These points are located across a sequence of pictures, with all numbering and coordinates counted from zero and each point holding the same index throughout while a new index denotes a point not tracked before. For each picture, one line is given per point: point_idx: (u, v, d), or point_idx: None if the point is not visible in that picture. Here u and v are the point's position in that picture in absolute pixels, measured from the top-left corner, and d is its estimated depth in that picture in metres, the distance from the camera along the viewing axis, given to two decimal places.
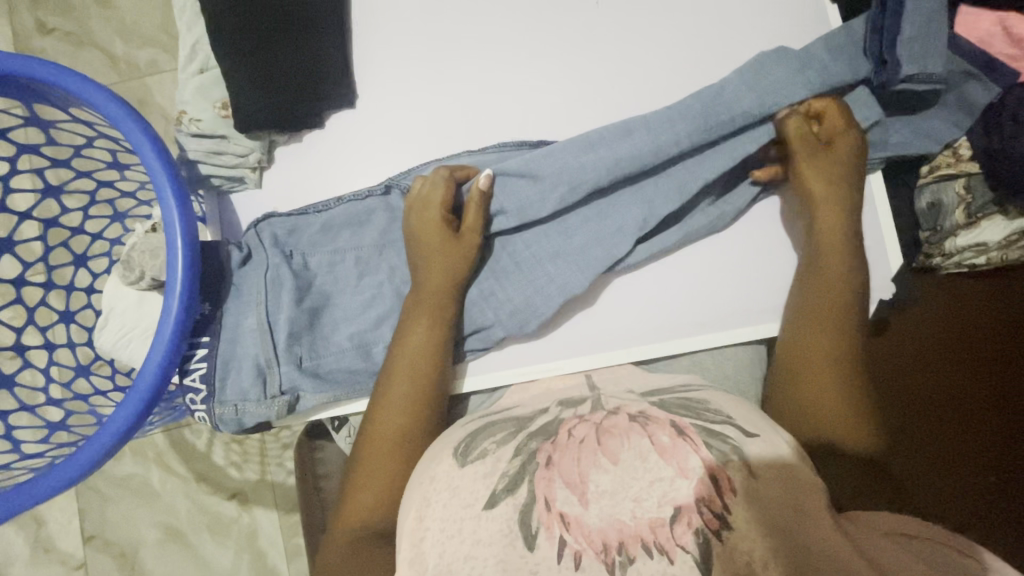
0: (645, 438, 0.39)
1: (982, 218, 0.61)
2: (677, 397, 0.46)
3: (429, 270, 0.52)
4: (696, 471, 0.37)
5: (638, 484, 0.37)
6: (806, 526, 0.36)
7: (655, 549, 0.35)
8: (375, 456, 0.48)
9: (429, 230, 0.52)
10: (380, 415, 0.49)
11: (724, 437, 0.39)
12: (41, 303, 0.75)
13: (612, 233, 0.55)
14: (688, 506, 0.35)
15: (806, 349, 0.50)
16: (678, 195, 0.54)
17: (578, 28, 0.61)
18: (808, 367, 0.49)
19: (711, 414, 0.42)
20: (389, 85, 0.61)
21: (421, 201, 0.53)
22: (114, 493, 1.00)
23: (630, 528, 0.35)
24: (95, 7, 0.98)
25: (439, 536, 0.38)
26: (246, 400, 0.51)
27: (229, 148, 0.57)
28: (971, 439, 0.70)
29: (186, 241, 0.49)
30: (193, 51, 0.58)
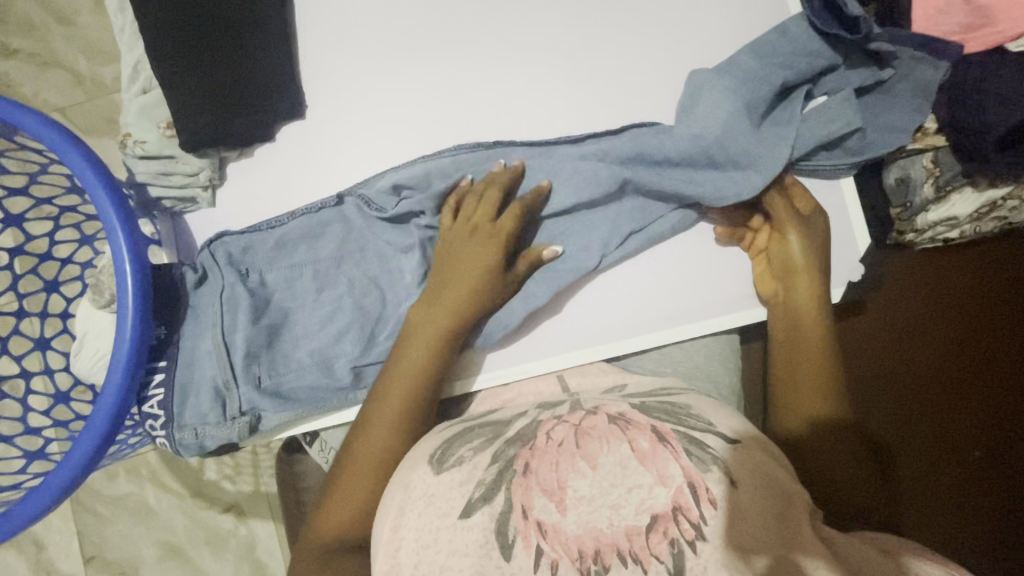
0: (626, 443, 0.37)
1: (952, 191, 0.59)
2: (657, 400, 0.44)
3: (457, 288, 0.50)
4: (676, 479, 0.35)
5: (616, 492, 0.35)
6: (788, 536, 0.35)
7: (630, 558, 0.34)
8: (360, 471, 0.46)
9: (483, 248, 0.51)
10: (371, 426, 0.48)
11: (705, 446, 0.38)
12: (14, 332, 0.74)
13: (574, 244, 0.55)
14: (666, 516, 0.34)
15: (799, 353, 0.50)
16: (636, 211, 0.56)
17: (531, 21, 0.59)
18: (800, 373, 0.49)
19: (692, 419, 0.41)
20: (341, 93, 0.60)
21: (487, 223, 0.52)
22: (111, 514, 1.00)
23: (607, 536, 0.34)
24: (55, 23, 0.95)
25: (415, 545, 0.37)
26: (204, 424, 0.52)
27: (177, 169, 0.56)
28: (959, 414, 0.69)
29: (135, 264, 0.49)
30: (135, 72, 0.58)
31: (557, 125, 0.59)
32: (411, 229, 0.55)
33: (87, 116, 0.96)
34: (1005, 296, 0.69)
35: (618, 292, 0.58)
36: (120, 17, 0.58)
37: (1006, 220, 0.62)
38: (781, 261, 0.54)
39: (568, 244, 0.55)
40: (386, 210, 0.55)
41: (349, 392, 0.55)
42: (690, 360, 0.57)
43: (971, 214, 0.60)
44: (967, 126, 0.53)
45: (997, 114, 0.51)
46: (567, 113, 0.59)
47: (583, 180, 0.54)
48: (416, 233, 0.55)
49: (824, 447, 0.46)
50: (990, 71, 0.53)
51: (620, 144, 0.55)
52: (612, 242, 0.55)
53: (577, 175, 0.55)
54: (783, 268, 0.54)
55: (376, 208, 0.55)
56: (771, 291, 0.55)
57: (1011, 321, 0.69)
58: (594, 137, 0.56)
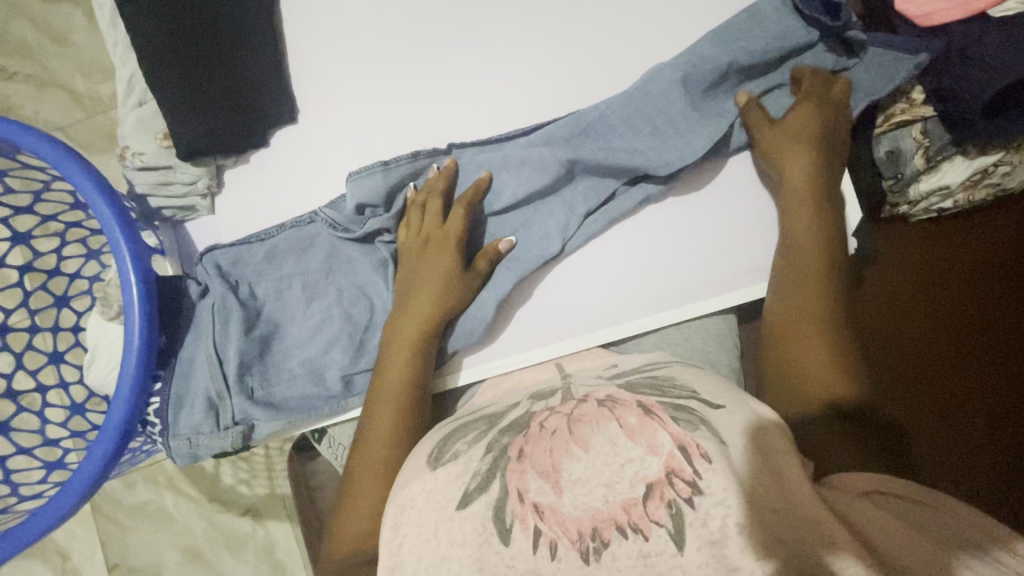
0: (614, 421, 0.38)
1: (943, 160, 0.59)
2: (643, 376, 0.46)
3: (422, 298, 0.53)
4: (665, 446, 0.36)
5: (608, 470, 0.36)
6: (790, 501, 0.35)
7: (630, 529, 0.34)
8: (364, 480, 0.47)
9: (438, 256, 0.54)
10: (371, 432, 0.49)
11: (688, 410, 0.39)
12: (28, 348, 0.76)
13: (536, 233, 0.57)
14: (660, 481, 0.35)
15: (814, 307, 0.49)
16: (591, 192, 0.57)
17: (514, 13, 0.60)
18: (803, 349, 0.48)
19: (676, 390, 0.42)
20: (331, 96, 0.61)
21: (443, 233, 0.55)
22: (131, 522, 1.03)
23: (604, 512, 0.35)
24: (51, 44, 0.97)
25: (417, 541, 0.38)
26: (198, 434, 0.53)
27: (176, 178, 0.58)
28: (963, 383, 0.69)
29: (139, 276, 0.51)
30: (129, 86, 0.59)
31: (542, 117, 0.60)
32: (377, 247, 0.58)
33: (88, 134, 0.98)
34: (1001, 261, 0.69)
35: (613, 275, 0.58)
36: (114, 33, 0.60)
37: (1000, 187, 0.62)
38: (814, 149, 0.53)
39: (528, 234, 0.57)
40: (354, 229, 0.57)
41: (341, 399, 0.56)
42: (687, 342, 0.57)
43: (965, 182, 0.60)
44: (955, 92, 0.54)
45: (982, 80, 0.52)
46: (553, 103, 0.60)
47: (532, 171, 0.56)
48: (382, 249, 0.57)
49: (831, 424, 0.44)
50: (976, 37, 0.53)
51: (561, 127, 0.57)
52: (571, 225, 0.57)
53: (527, 164, 0.56)
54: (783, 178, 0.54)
55: (343, 229, 0.57)
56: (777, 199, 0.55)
57: (1008, 285, 0.69)
58: (547, 127, 0.57)
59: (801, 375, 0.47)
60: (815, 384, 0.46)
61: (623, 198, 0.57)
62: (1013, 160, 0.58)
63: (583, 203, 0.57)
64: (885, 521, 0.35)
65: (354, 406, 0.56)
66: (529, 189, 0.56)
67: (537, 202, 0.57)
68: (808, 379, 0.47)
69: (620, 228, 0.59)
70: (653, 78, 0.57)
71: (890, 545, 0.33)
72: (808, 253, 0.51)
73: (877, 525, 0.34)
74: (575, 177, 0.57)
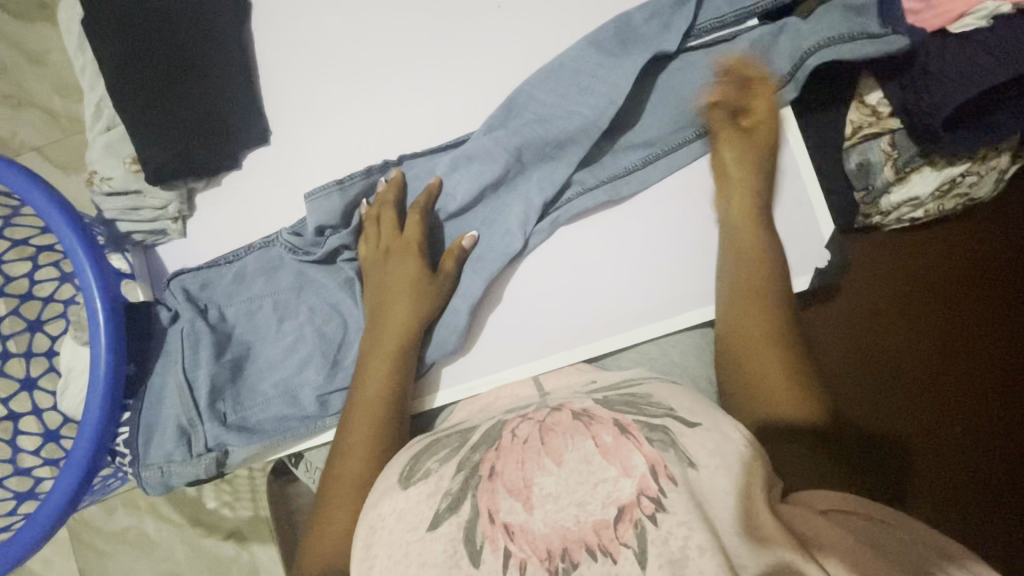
0: (589, 439, 0.38)
1: (911, 171, 0.60)
2: (620, 393, 0.45)
3: (393, 312, 0.53)
4: (639, 469, 0.36)
5: (582, 489, 0.36)
6: (749, 516, 0.36)
7: (599, 551, 0.34)
8: (339, 494, 0.47)
9: (402, 265, 0.54)
10: (347, 450, 0.49)
11: (657, 428, 0.39)
12: (1, 374, 0.74)
13: (497, 229, 0.56)
14: (631, 504, 0.35)
15: (750, 330, 0.49)
16: (545, 181, 0.56)
17: (482, 32, 0.59)
18: (752, 367, 0.48)
19: (653, 408, 0.41)
20: (304, 117, 0.60)
21: (402, 239, 0.55)
22: (110, 548, 1.00)
23: (573, 534, 0.35)
24: (27, 65, 0.96)
25: (388, 562, 0.39)
26: (170, 462, 0.53)
27: (146, 203, 0.57)
28: (943, 378, 0.70)
29: (106, 303, 0.50)
30: (98, 110, 0.59)
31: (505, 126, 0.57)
32: (340, 265, 0.57)
33: (65, 153, 0.97)
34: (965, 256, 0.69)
35: (578, 282, 0.58)
36: (81, 57, 0.59)
37: (968, 197, 0.63)
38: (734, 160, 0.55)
39: (490, 232, 0.56)
40: (315, 250, 0.57)
41: (316, 419, 0.55)
42: (665, 356, 0.57)
43: (935, 192, 0.61)
44: (918, 108, 0.54)
45: (942, 94, 0.52)
46: None
47: (478, 166, 0.56)
48: (345, 268, 0.57)
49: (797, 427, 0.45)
50: (950, 46, 0.52)
51: (508, 120, 0.56)
52: (530, 219, 0.55)
53: (475, 160, 0.56)
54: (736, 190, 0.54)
55: (304, 252, 0.57)
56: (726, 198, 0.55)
57: (972, 277, 0.70)
58: (490, 132, 0.56)
59: (756, 396, 0.47)
60: (766, 405, 0.46)
61: (573, 202, 0.56)
62: (980, 170, 0.59)
63: (540, 193, 0.55)
64: (836, 533, 0.36)
65: (329, 426, 0.55)
66: (481, 184, 0.56)
67: (493, 198, 0.57)
68: (760, 399, 0.47)
69: (598, 245, 0.58)
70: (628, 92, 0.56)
71: (842, 551, 0.35)
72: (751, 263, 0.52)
73: (825, 537, 0.36)
74: (527, 169, 0.56)
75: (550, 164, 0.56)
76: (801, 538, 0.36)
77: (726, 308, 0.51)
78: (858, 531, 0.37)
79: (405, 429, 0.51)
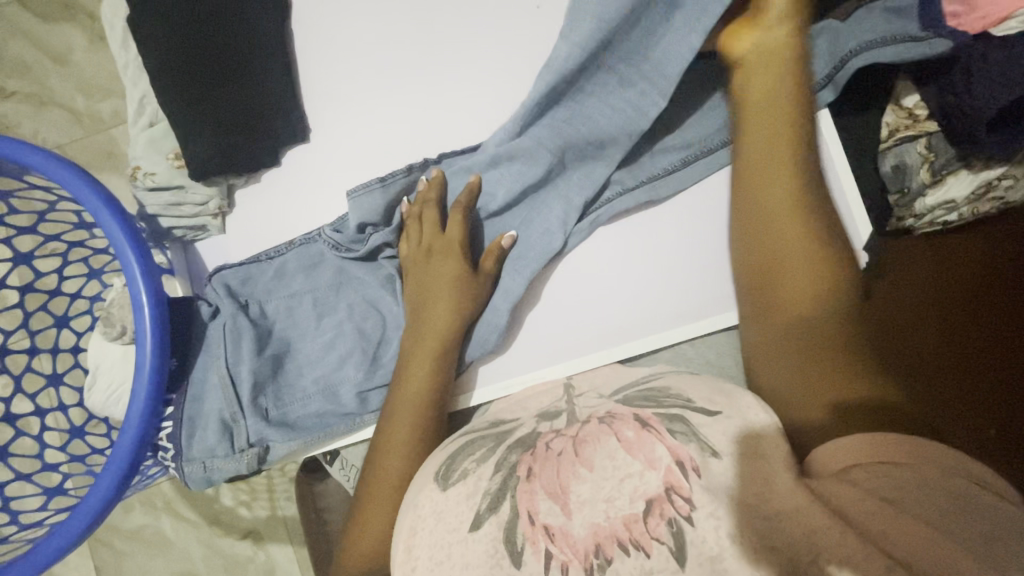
0: (613, 435, 0.39)
1: (947, 175, 0.60)
2: (639, 389, 0.46)
3: (433, 310, 0.53)
4: (663, 460, 0.36)
5: (609, 484, 0.36)
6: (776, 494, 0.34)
7: (631, 546, 0.34)
8: (378, 493, 0.47)
9: (445, 263, 0.54)
10: (388, 448, 0.49)
11: (686, 421, 0.39)
12: (29, 369, 0.74)
13: (537, 230, 0.56)
14: (660, 498, 0.35)
15: (778, 268, 0.46)
16: (584, 180, 0.56)
17: (519, 32, 0.59)
18: (785, 310, 0.44)
19: (671, 399, 0.42)
20: (341, 116, 0.60)
21: (445, 238, 0.54)
22: (127, 547, 1.00)
23: (606, 529, 0.35)
24: (52, 65, 0.97)
25: (429, 564, 0.38)
26: (213, 457, 0.53)
27: (187, 199, 0.58)
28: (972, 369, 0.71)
29: (151, 297, 0.50)
30: (140, 106, 0.59)
31: None
32: (382, 263, 0.58)
33: (89, 151, 0.97)
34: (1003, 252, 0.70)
35: (613, 281, 0.58)
36: (123, 54, 0.60)
37: (1002, 201, 0.63)
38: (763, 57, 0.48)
39: (529, 231, 0.56)
40: (356, 247, 0.57)
41: (356, 417, 0.55)
42: (700, 355, 0.57)
43: (969, 196, 0.61)
44: (960, 110, 0.54)
45: (986, 94, 0.51)
46: None
47: (521, 165, 0.55)
48: (388, 265, 0.57)
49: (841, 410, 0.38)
50: (995, 45, 0.51)
51: (549, 116, 0.55)
52: (571, 218, 0.56)
53: (517, 160, 0.55)
54: (759, 58, 0.48)
55: (346, 249, 0.57)
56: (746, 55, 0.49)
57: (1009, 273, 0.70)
58: (534, 127, 0.55)
59: (785, 344, 0.43)
60: (792, 350, 0.43)
61: (614, 202, 0.56)
62: (1015, 174, 0.59)
63: (580, 194, 0.56)
64: (858, 496, 0.32)
65: (371, 422, 0.55)
66: (522, 185, 0.55)
67: (533, 198, 0.56)
68: (788, 346, 0.43)
69: (635, 244, 0.58)
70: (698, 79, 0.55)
71: (863, 517, 0.31)
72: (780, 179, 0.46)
73: (858, 505, 0.32)
74: (568, 168, 0.56)
75: (591, 162, 0.56)
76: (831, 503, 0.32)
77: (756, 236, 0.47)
78: (903, 492, 0.32)
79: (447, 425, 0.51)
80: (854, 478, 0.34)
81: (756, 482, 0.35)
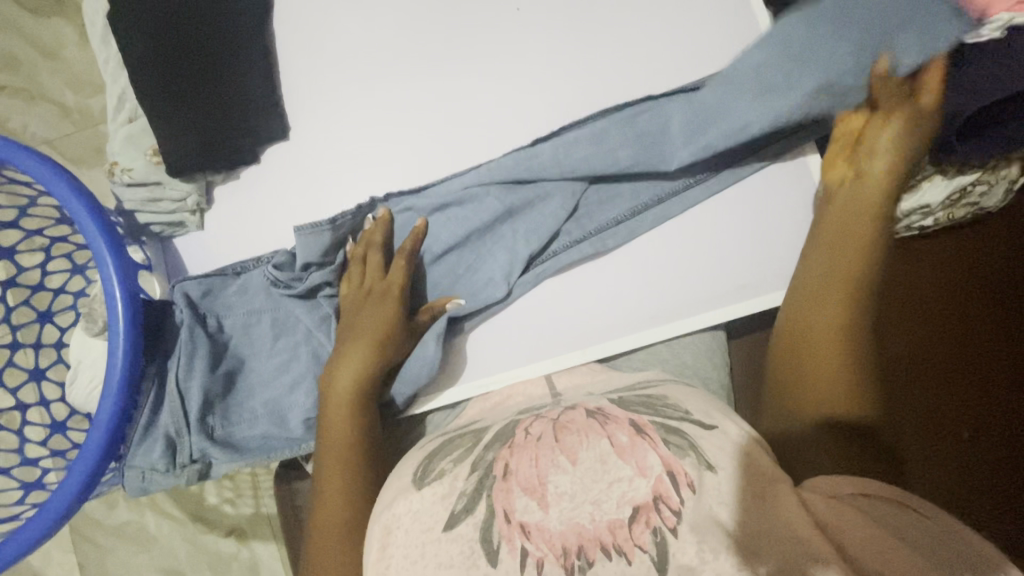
0: (605, 438, 0.39)
1: (921, 180, 0.60)
2: (636, 394, 0.46)
3: (348, 355, 0.52)
4: (654, 469, 0.37)
5: (597, 487, 0.36)
6: (776, 518, 0.35)
7: (614, 551, 0.35)
8: (326, 534, 0.47)
9: (379, 307, 0.53)
10: (326, 497, 0.49)
11: (681, 433, 0.40)
12: (10, 364, 0.74)
13: (481, 277, 0.57)
14: (647, 506, 0.35)
15: (814, 322, 0.46)
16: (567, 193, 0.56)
17: (499, 34, 0.60)
18: (809, 358, 0.45)
19: (671, 410, 0.43)
20: (322, 114, 0.61)
21: (382, 282, 0.54)
22: (110, 543, 1.00)
23: (589, 532, 0.35)
24: (42, 59, 0.97)
25: (403, 562, 0.38)
26: (153, 470, 0.53)
27: (165, 195, 0.58)
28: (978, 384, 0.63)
29: (126, 293, 0.50)
30: (121, 102, 0.60)
31: (525, 132, 0.59)
32: (320, 301, 0.56)
33: (78, 146, 0.97)
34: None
35: (590, 285, 0.58)
36: (104, 49, 0.60)
37: (978, 206, 0.62)
38: (869, 150, 0.50)
39: (473, 277, 0.57)
40: (294, 284, 0.55)
41: (302, 442, 0.56)
42: (677, 357, 0.57)
43: (944, 202, 0.60)
44: None
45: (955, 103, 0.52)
46: (538, 121, 0.59)
47: (470, 210, 0.56)
48: (324, 304, 0.56)
49: (814, 445, 0.43)
50: (966, 53, 0.52)
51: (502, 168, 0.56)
52: (515, 269, 0.56)
53: (466, 206, 0.56)
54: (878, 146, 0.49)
55: (285, 287, 0.56)
56: (839, 177, 0.51)
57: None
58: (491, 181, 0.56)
59: (799, 379, 0.45)
60: (807, 385, 0.45)
61: (560, 256, 0.57)
62: (989, 179, 0.59)
63: (526, 245, 0.56)
64: (854, 518, 0.36)
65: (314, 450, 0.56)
66: (467, 229, 0.56)
67: (479, 239, 0.57)
68: (802, 381, 0.45)
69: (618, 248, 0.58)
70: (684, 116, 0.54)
71: (852, 541, 0.34)
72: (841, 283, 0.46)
73: (854, 531, 0.35)
74: (520, 210, 0.56)
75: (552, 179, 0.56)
76: (823, 525, 0.36)
77: (799, 316, 0.47)
78: (890, 525, 0.35)
79: (382, 454, 0.52)
80: (851, 505, 0.37)
81: (750, 495, 0.37)
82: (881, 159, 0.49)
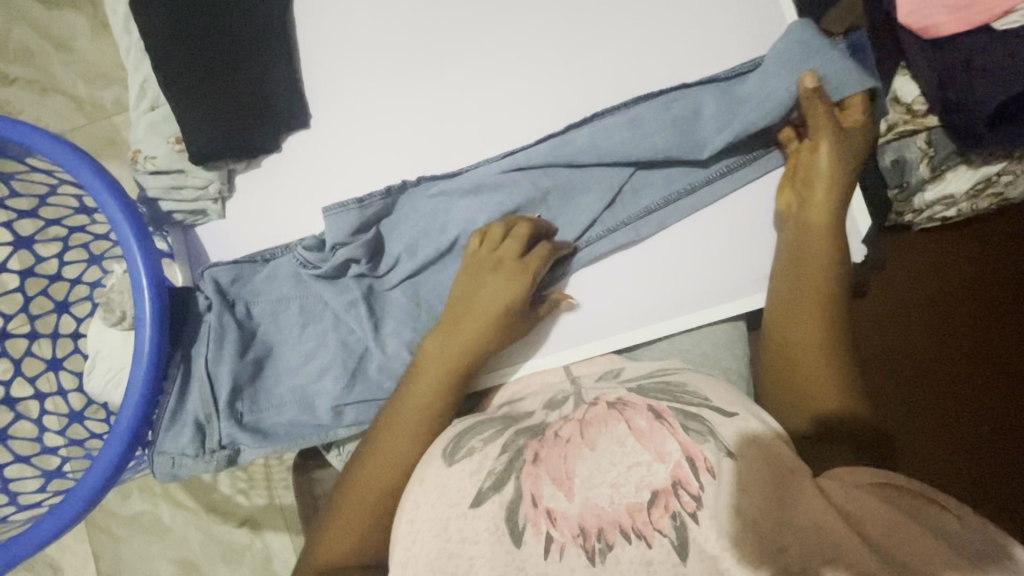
0: (623, 422, 0.39)
1: (947, 170, 0.59)
2: (654, 380, 0.46)
3: (470, 328, 0.50)
4: (673, 455, 0.36)
5: (615, 470, 0.37)
6: (797, 509, 0.34)
7: (633, 534, 0.35)
8: (362, 503, 0.45)
9: (496, 281, 0.51)
10: (378, 467, 0.46)
11: (701, 419, 0.39)
12: (28, 355, 0.74)
13: None
14: (666, 491, 0.35)
15: (796, 336, 0.47)
16: (603, 180, 0.56)
17: (520, 21, 0.59)
18: (798, 368, 0.46)
19: (691, 397, 0.42)
20: (343, 102, 0.61)
21: (513, 257, 0.51)
22: (125, 533, 1.00)
23: (610, 514, 0.35)
24: (55, 52, 0.97)
25: (426, 536, 0.38)
26: (183, 455, 0.53)
27: (188, 182, 0.58)
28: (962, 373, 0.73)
29: (151, 280, 0.50)
30: (143, 90, 0.60)
31: (546, 120, 0.59)
32: (349, 283, 0.56)
33: (90, 139, 0.97)
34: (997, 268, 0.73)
35: (612, 274, 0.58)
36: (126, 37, 0.60)
37: (1001, 197, 0.63)
38: (807, 170, 0.52)
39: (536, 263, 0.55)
40: (323, 266, 0.56)
41: (330, 429, 0.56)
42: (698, 347, 0.56)
43: (969, 191, 0.60)
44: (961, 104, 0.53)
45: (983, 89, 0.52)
46: (558, 109, 0.59)
47: (503, 195, 0.55)
48: (353, 287, 0.56)
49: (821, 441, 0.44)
50: (992, 40, 0.52)
51: (534, 155, 0.56)
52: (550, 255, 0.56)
53: (500, 188, 0.56)
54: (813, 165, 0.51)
55: (314, 267, 0.56)
56: (788, 202, 0.54)
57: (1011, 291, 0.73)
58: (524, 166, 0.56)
59: (788, 388, 0.46)
60: (795, 393, 0.46)
61: (593, 244, 0.57)
62: (1015, 170, 0.59)
63: (564, 231, 0.56)
64: (872, 505, 0.34)
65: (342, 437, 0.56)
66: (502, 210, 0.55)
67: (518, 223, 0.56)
68: (789, 391, 0.46)
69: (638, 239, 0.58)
70: (715, 108, 0.54)
71: (871, 528, 0.33)
72: (811, 303, 0.47)
73: (872, 517, 0.33)
74: (552, 197, 0.56)
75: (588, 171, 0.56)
76: (842, 510, 0.34)
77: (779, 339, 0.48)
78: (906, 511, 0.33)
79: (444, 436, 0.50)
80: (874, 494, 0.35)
81: (769, 487, 0.35)
82: (822, 180, 0.51)
